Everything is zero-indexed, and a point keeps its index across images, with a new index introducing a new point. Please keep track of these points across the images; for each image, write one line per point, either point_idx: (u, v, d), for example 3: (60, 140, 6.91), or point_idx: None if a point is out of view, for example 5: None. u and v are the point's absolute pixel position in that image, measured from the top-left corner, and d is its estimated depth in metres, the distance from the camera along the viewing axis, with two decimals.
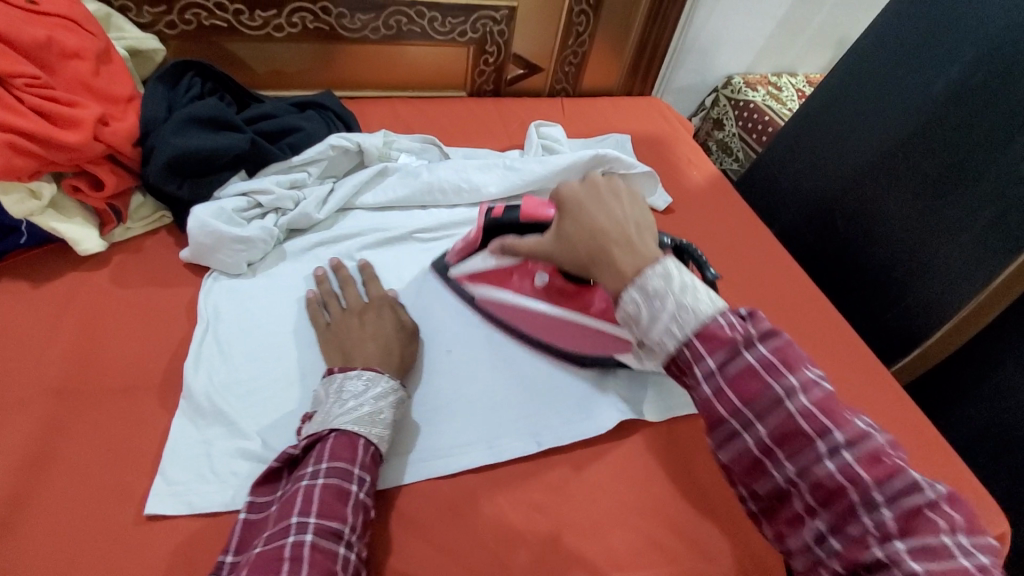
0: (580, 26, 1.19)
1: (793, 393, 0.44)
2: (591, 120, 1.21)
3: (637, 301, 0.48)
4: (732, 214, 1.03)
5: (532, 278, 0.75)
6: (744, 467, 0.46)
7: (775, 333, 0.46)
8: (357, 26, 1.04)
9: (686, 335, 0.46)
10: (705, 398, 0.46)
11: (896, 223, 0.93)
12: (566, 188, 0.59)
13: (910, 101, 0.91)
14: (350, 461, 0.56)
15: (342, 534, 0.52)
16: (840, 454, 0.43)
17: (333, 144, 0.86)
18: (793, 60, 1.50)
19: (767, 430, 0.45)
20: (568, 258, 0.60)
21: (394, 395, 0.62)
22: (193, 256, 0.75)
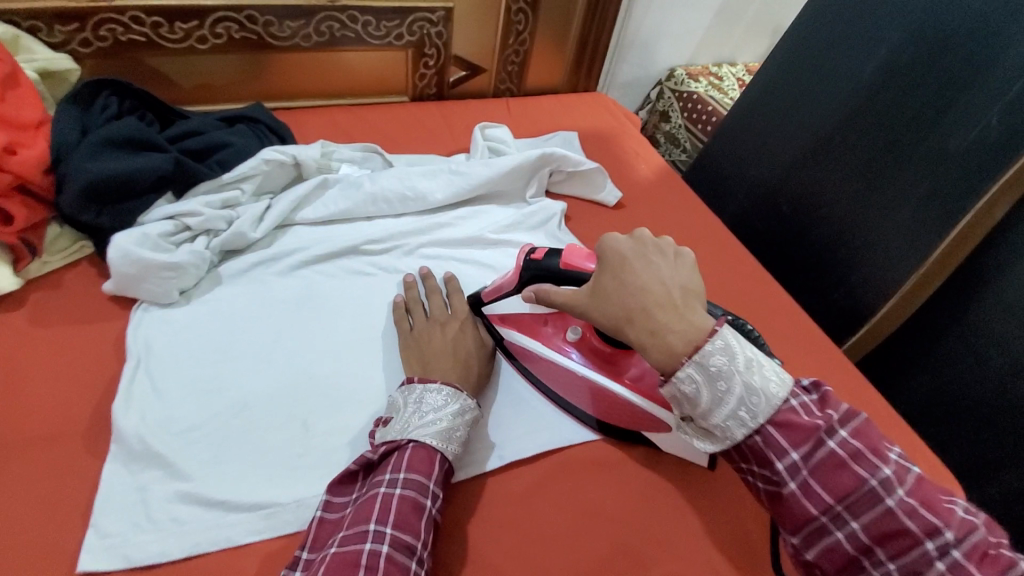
0: (519, 24, 1.17)
1: (887, 484, 0.48)
2: (538, 119, 1.19)
3: (697, 384, 0.51)
4: (682, 205, 1.03)
5: (565, 331, 0.71)
6: (843, 566, 0.49)
7: (856, 419, 0.51)
8: (287, 34, 0.99)
9: (753, 422, 0.51)
10: (793, 493, 0.50)
11: (837, 204, 0.95)
12: (612, 244, 0.60)
13: (845, 84, 0.93)
14: (426, 475, 0.56)
15: (415, 549, 0.52)
16: (949, 554, 0.46)
17: (266, 158, 0.82)
18: (731, 49, 1.53)
19: (863, 526, 0.48)
20: (603, 315, 0.58)
21: (470, 413, 0.62)
22: (118, 287, 0.70)
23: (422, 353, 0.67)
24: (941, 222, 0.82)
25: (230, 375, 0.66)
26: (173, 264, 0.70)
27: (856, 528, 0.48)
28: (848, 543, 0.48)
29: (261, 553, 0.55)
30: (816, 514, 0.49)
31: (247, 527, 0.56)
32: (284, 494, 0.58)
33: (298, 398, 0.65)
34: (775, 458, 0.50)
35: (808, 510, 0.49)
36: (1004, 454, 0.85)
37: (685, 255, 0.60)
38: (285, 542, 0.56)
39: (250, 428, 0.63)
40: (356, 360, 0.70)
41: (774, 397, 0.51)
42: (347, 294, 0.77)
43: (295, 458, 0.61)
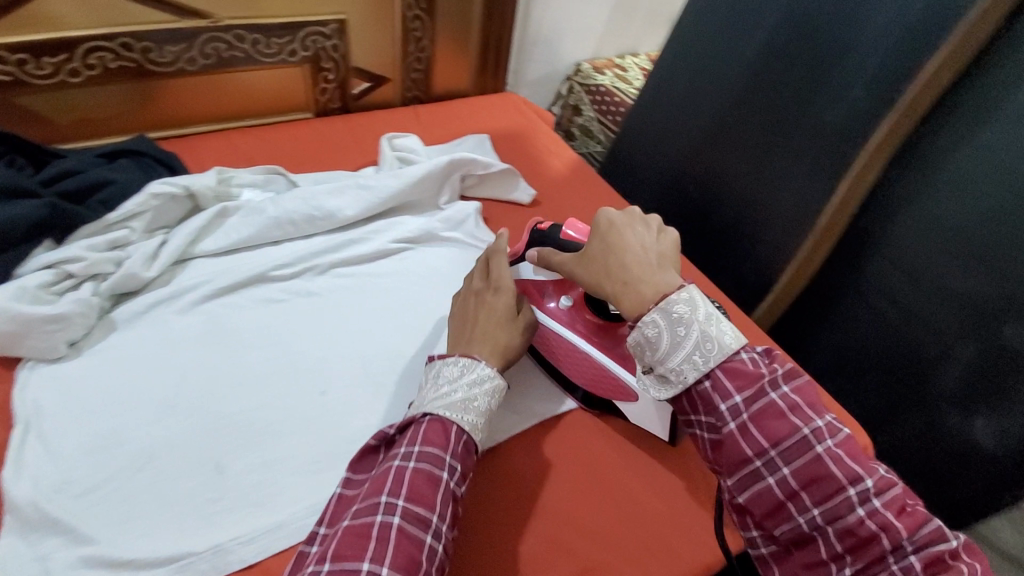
0: (418, 31, 1.16)
1: (820, 436, 0.51)
2: (448, 125, 1.19)
3: (659, 327, 0.54)
4: (594, 197, 1.06)
5: (557, 298, 0.76)
6: (769, 509, 0.52)
7: (796, 376, 0.54)
8: (169, 59, 0.95)
9: (706, 365, 0.53)
10: (731, 434, 0.53)
11: (736, 181, 1.00)
12: (606, 214, 0.64)
13: (730, 69, 0.98)
14: (442, 448, 0.55)
15: (430, 522, 0.51)
16: (869, 502, 0.49)
17: (154, 192, 0.78)
18: (632, 41, 1.57)
19: (794, 473, 0.51)
20: (587, 275, 0.63)
21: (490, 384, 0.61)
22: None
23: (459, 321, 0.68)
24: (824, 188, 0.88)
25: (134, 425, 0.63)
26: (57, 315, 0.65)
27: (786, 473, 0.51)
28: (778, 488, 0.51)
29: None
30: (751, 457, 0.52)
31: None
32: (201, 542, 0.56)
33: (211, 439, 0.63)
34: (717, 402, 0.53)
35: (742, 452, 0.52)
36: (905, 399, 0.92)
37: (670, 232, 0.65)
38: None
39: (161, 478, 0.59)
40: (272, 391, 0.68)
41: (727, 346, 0.54)
42: (255, 323, 0.74)
43: (210, 503, 0.58)
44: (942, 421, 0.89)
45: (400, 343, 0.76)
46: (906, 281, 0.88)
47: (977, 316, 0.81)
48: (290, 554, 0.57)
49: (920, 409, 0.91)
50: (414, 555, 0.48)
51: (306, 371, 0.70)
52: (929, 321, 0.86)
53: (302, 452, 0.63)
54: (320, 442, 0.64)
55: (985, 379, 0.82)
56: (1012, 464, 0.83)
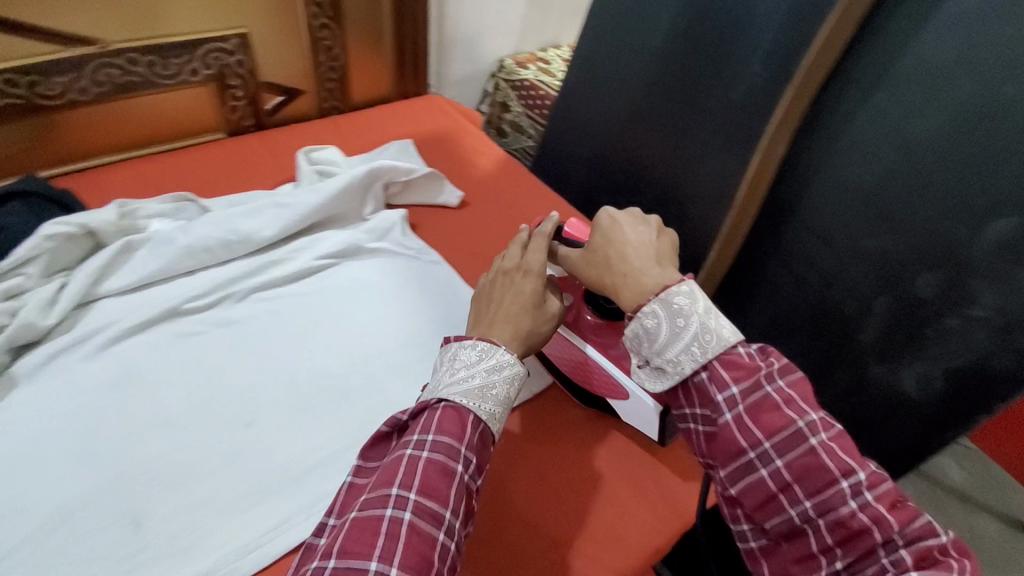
0: (327, 40, 1.12)
1: (815, 428, 0.50)
2: (370, 133, 1.16)
3: (658, 318, 0.56)
4: (524, 192, 1.05)
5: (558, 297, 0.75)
6: (760, 500, 0.51)
7: (791, 370, 0.53)
8: (59, 91, 0.89)
9: (704, 357, 0.53)
10: (726, 424, 0.52)
11: (659, 164, 1.01)
12: (606, 215, 0.66)
13: (641, 54, 0.99)
14: (457, 438, 0.51)
15: (442, 518, 0.48)
16: (861, 495, 0.48)
17: (48, 234, 0.73)
18: (552, 33, 1.58)
19: (789, 465, 0.50)
20: (590, 272, 0.66)
21: (510, 371, 0.56)
22: None
23: (484, 302, 0.65)
24: (738, 163, 0.91)
25: (43, 486, 0.58)
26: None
27: (780, 465, 0.50)
28: (771, 480, 0.50)
29: None
30: (746, 448, 0.51)
31: None
32: None
33: (130, 490, 0.59)
34: (714, 394, 0.53)
35: (735, 442, 0.51)
36: (831, 357, 0.96)
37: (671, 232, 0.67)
38: None
39: (76, 538, 0.55)
40: (196, 430, 0.64)
41: (726, 339, 0.54)
42: (173, 361, 0.70)
43: (132, 557, 0.55)
44: (867, 373, 0.92)
45: (331, 363, 0.73)
46: (822, 243, 0.92)
47: (885, 272, 0.86)
48: None
49: (849, 366, 0.94)
50: (425, 554, 0.46)
51: (231, 404, 0.67)
52: (848, 281, 0.90)
53: (232, 490, 0.60)
54: (250, 476, 0.62)
55: (901, 329, 0.86)
56: (944, 411, 0.84)
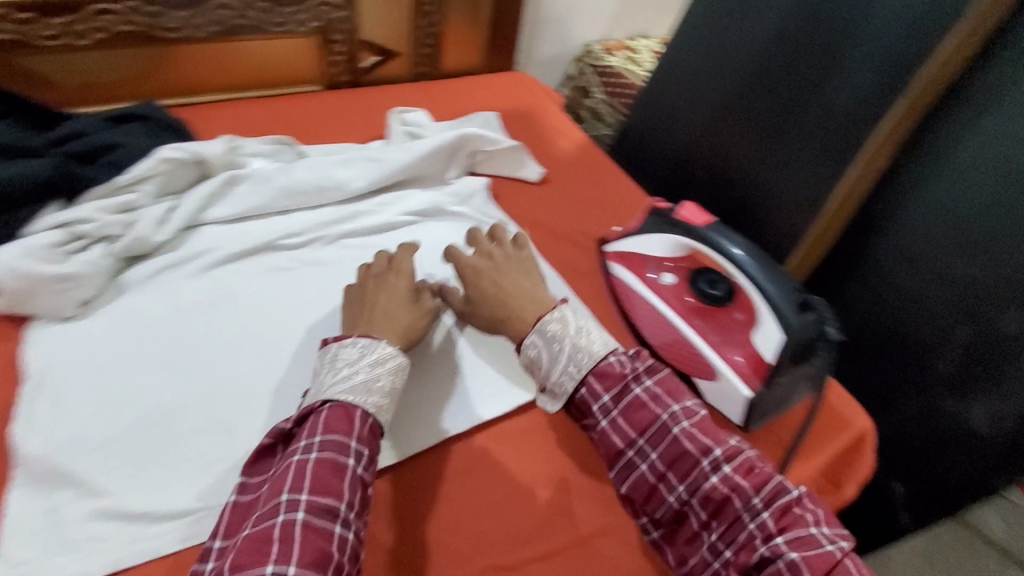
0: (429, 5, 1.14)
1: (676, 418, 0.56)
2: (457, 102, 1.19)
3: (538, 347, 0.59)
4: (601, 176, 1.05)
5: (660, 277, 0.77)
6: (646, 492, 0.56)
7: (657, 368, 0.59)
8: (176, 25, 0.93)
9: (580, 373, 0.57)
10: (604, 429, 0.57)
11: (743, 167, 1.00)
12: (462, 258, 0.68)
13: (743, 49, 0.99)
14: (346, 433, 0.51)
15: (338, 512, 0.48)
16: (721, 469, 0.53)
17: (163, 157, 0.78)
18: (642, 23, 1.56)
19: (660, 456, 0.55)
20: (473, 313, 0.67)
21: (391, 362, 0.57)
22: (7, 305, 0.65)
23: (353, 306, 0.65)
24: (831, 174, 0.89)
25: (140, 386, 0.63)
26: (64, 276, 0.65)
27: (654, 458, 0.55)
28: (650, 472, 0.55)
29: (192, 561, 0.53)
30: (623, 448, 0.56)
31: (172, 536, 0.54)
32: (209, 499, 0.56)
33: (218, 402, 0.63)
34: (593, 409, 0.57)
35: (613, 445, 0.56)
36: (899, 385, 0.94)
37: (529, 253, 0.71)
38: None
39: (171, 437, 0.60)
40: (280, 356, 0.68)
41: (596, 353, 0.58)
42: (263, 291, 0.74)
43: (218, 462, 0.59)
44: (935, 405, 0.90)
45: None
46: (907, 269, 0.90)
47: (966, 301, 0.84)
48: None
49: (915, 396, 0.92)
50: (323, 549, 0.46)
51: (311, 338, 0.70)
52: (929, 308, 0.88)
53: None
54: None
55: (979, 363, 0.84)
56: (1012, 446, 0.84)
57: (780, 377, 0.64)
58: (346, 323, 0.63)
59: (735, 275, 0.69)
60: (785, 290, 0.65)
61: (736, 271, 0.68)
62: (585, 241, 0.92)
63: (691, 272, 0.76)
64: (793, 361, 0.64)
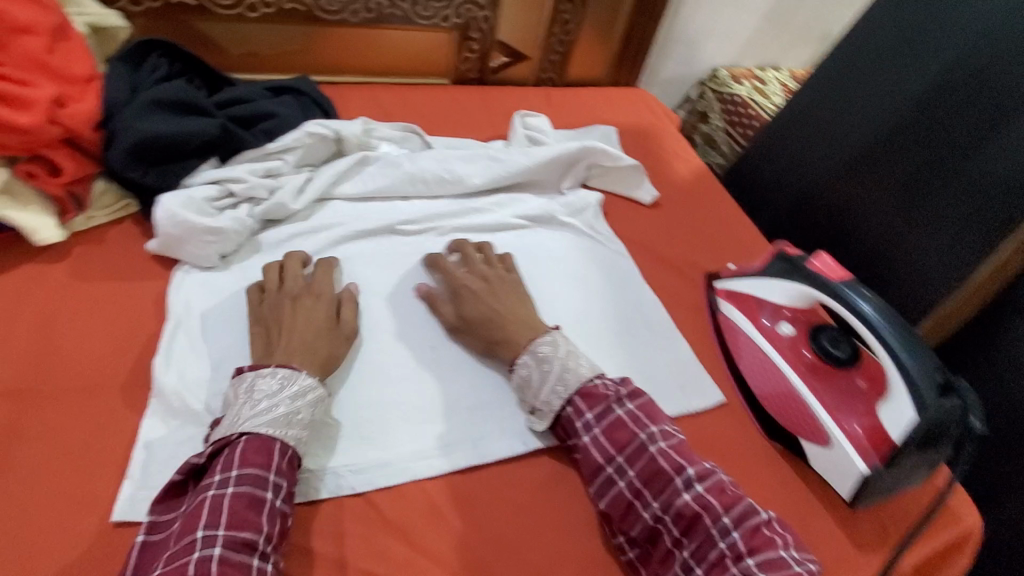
0: (566, 14, 1.16)
1: (654, 438, 0.60)
2: (577, 112, 1.18)
3: (529, 366, 0.65)
4: (716, 207, 1.02)
5: (777, 326, 0.75)
6: (622, 510, 0.58)
7: (638, 394, 0.64)
8: (335, 8, 0.98)
9: (566, 393, 0.63)
10: (586, 445, 0.61)
11: (878, 219, 0.98)
12: (456, 279, 0.74)
13: (892, 99, 0.96)
14: (264, 466, 0.52)
15: (256, 545, 0.49)
16: (693, 488, 0.57)
17: (310, 131, 0.83)
18: (776, 52, 1.49)
19: (637, 473, 0.59)
20: (463, 333, 0.71)
21: (311, 394, 0.58)
22: (161, 248, 0.71)
23: (264, 331, 0.65)
24: (981, 243, 0.87)
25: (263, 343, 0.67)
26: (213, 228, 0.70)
27: (631, 475, 0.59)
28: (627, 490, 0.59)
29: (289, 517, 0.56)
30: (603, 464, 0.60)
31: None
32: (314, 461, 0.59)
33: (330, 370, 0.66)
34: (578, 426, 0.62)
35: (595, 459, 0.60)
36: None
37: (517, 275, 0.76)
38: (314, 508, 0.57)
39: None
40: (390, 337, 0.71)
41: (583, 376, 0.64)
42: (378, 271, 0.77)
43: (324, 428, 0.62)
44: None
45: None
46: None
47: None
48: (392, 490, 0.60)
49: None
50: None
51: (419, 326, 0.73)
52: None
53: (412, 401, 0.66)
54: (426, 393, 0.67)
55: None
56: None
57: (902, 461, 0.61)
58: (258, 355, 0.62)
59: (870, 342, 0.65)
60: (926, 369, 0.61)
61: (872, 338, 0.64)
62: (693, 272, 0.89)
63: (811, 327, 0.73)
64: (921, 448, 0.60)
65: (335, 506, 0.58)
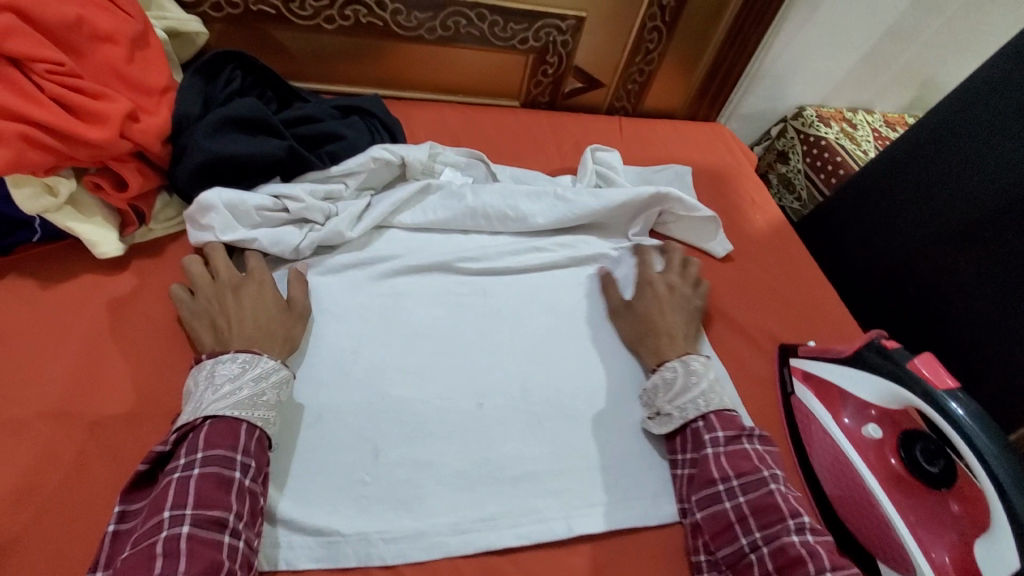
0: (651, 43, 1.09)
1: (775, 478, 0.60)
2: (651, 147, 1.12)
3: (676, 372, 0.67)
4: (794, 268, 0.94)
5: (863, 426, 0.69)
6: (719, 528, 0.58)
7: (769, 440, 0.65)
8: (413, 24, 0.95)
9: (706, 408, 0.65)
10: (706, 458, 0.62)
11: (978, 300, 0.89)
12: (650, 277, 0.79)
13: (1003, 171, 0.86)
14: (230, 448, 0.52)
15: (227, 522, 0.49)
16: (804, 535, 0.56)
17: (374, 156, 0.80)
18: (870, 95, 1.37)
19: (748, 501, 0.59)
20: (625, 327, 0.75)
21: (276, 376, 0.58)
22: (196, 211, 0.69)
23: (208, 322, 0.63)
24: None
25: (307, 383, 0.64)
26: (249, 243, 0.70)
27: (742, 499, 0.59)
28: (732, 512, 0.58)
29: None
30: (716, 480, 0.60)
31: (307, 553, 0.54)
32: (347, 525, 0.56)
33: (371, 421, 0.63)
34: (705, 439, 0.63)
35: (711, 473, 0.61)
36: None
37: (699, 301, 0.78)
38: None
39: (324, 440, 0.61)
40: (437, 388, 0.67)
41: (726, 400, 0.66)
42: (430, 314, 0.73)
43: (360, 485, 0.59)
44: None
45: (567, 379, 0.71)
46: None
47: None
48: (424, 565, 0.56)
49: None
50: (211, 558, 0.47)
51: (469, 377, 0.69)
52: None
53: (453, 464, 0.62)
54: (470, 456, 0.63)
55: None
56: None
57: None
58: (211, 346, 0.61)
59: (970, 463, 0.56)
60: None
61: (974, 462, 0.55)
62: (765, 342, 0.82)
63: (903, 432, 0.66)
64: None
65: None
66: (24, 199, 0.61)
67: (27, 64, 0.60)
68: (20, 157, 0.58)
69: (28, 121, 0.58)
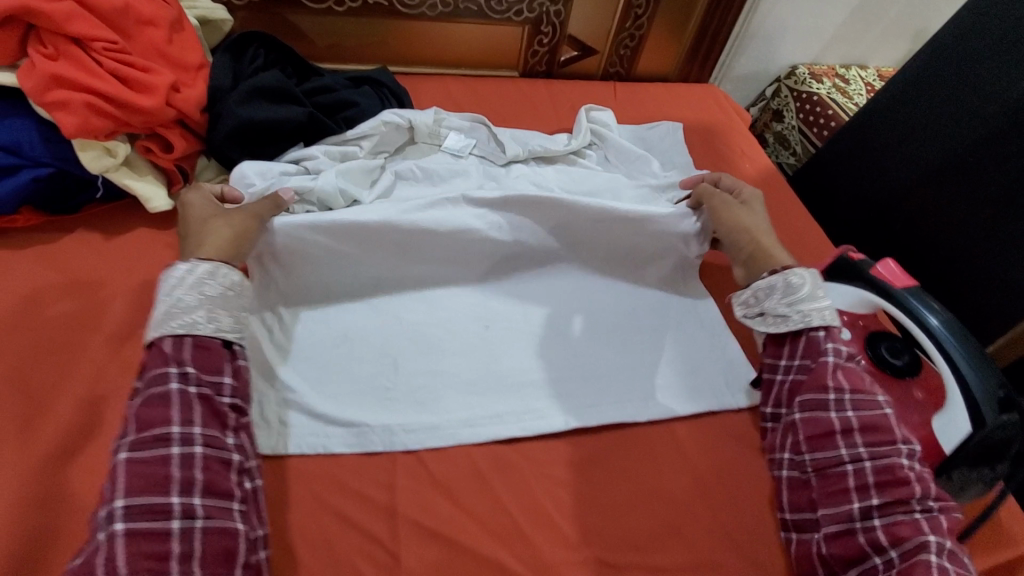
0: (639, 9, 1.16)
1: (886, 403, 0.60)
2: (644, 106, 1.19)
3: (804, 281, 0.66)
4: (780, 208, 1.00)
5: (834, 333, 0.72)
6: (818, 433, 0.60)
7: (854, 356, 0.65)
8: (415, 2, 1.03)
9: (831, 321, 0.64)
10: (827, 367, 0.61)
11: (960, 233, 0.96)
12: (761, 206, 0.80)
13: (980, 111, 0.91)
14: (167, 364, 0.54)
15: (170, 437, 0.51)
16: (913, 460, 0.57)
17: (384, 120, 0.88)
18: (862, 50, 1.42)
19: (858, 417, 0.59)
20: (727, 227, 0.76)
21: (194, 275, 0.58)
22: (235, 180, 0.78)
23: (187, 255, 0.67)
24: None
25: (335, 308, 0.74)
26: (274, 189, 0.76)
27: (850, 414, 0.59)
28: (836, 423, 0.59)
29: (351, 464, 0.62)
30: (829, 390, 0.61)
31: (342, 441, 0.63)
32: (374, 418, 0.65)
33: (392, 341, 0.71)
34: (827, 348, 0.63)
35: (826, 381, 0.61)
36: None
37: None
38: (371, 459, 0.63)
39: (350, 356, 0.70)
40: (448, 314, 0.75)
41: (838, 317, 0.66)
42: None
43: (384, 391, 0.67)
44: None
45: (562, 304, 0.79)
46: None
47: None
48: (442, 451, 0.65)
49: None
50: (157, 472, 0.50)
51: (478, 304, 0.77)
52: None
53: (465, 373, 0.70)
54: (478, 367, 0.71)
55: None
56: None
57: (952, 475, 0.61)
58: None
59: (927, 349, 0.62)
60: (987, 384, 0.58)
61: (932, 348, 0.61)
62: None
63: (869, 334, 0.72)
64: (972, 460, 0.59)
65: (388, 459, 0.63)
66: (89, 159, 0.72)
67: (87, 44, 0.70)
68: (86, 122, 0.68)
69: (91, 92, 0.68)
